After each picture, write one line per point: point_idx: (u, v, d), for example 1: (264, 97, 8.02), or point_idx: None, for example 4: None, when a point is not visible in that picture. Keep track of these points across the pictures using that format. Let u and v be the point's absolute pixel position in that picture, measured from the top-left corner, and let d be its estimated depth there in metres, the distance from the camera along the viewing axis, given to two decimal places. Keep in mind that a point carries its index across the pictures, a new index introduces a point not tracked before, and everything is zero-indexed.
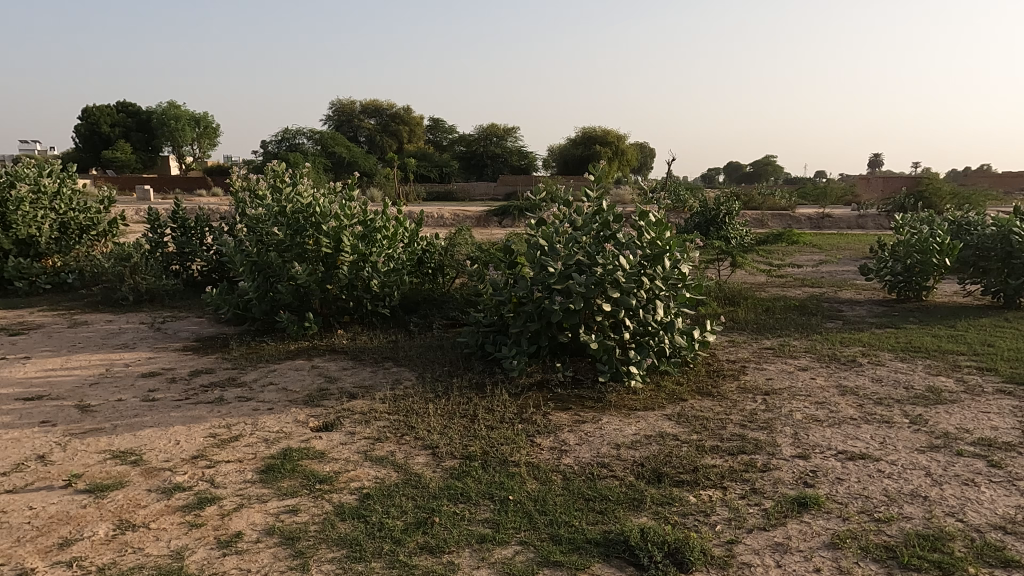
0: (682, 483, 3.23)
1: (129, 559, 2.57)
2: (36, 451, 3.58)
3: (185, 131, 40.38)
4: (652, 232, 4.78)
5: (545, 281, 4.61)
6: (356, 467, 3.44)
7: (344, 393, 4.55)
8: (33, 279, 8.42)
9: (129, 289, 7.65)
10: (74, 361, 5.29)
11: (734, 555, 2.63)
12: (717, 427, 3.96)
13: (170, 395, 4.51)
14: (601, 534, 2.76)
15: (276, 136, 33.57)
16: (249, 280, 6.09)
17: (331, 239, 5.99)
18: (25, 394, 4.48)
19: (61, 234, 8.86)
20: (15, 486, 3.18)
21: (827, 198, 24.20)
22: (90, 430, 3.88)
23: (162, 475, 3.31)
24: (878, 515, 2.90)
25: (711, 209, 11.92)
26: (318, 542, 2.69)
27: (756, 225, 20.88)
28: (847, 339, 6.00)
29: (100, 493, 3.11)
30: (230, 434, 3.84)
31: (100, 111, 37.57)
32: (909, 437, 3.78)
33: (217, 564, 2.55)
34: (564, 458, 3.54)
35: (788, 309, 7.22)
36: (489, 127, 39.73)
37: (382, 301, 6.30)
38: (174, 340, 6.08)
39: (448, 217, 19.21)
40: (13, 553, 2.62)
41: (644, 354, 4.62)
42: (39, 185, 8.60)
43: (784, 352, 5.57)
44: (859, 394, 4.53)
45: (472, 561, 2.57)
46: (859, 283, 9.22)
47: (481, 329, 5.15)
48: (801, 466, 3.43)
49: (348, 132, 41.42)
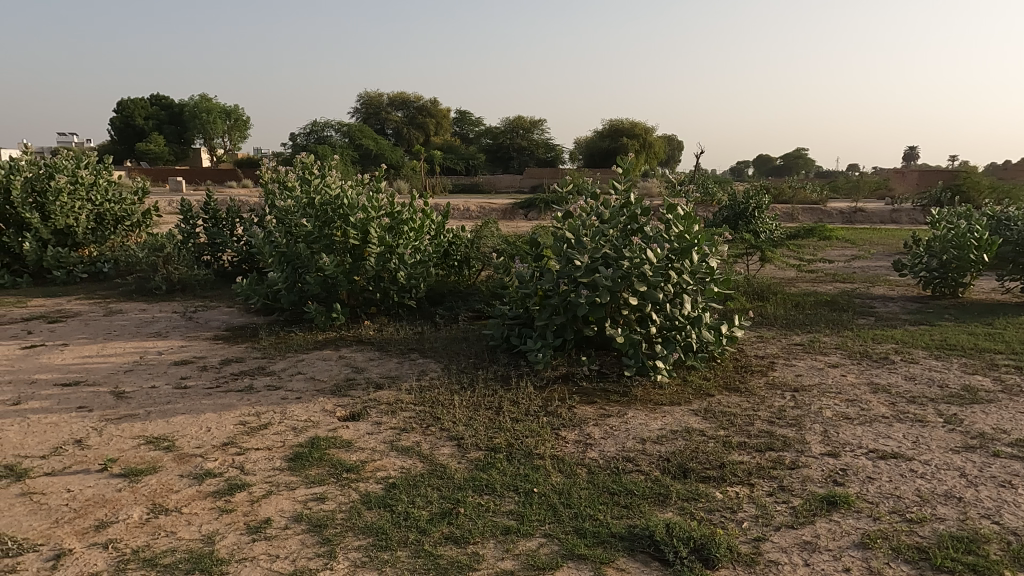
0: (708, 479, 3.21)
1: (163, 542, 2.64)
2: (73, 436, 3.68)
3: (218, 123, 40.73)
4: (680, 225, 4.74)
5: (571, 274, 4.57)
6: (382, 457, 3.47)
7: (371, 384, 4.59)
8: (70, 269, 8.64)
9: (162, 280, 7.81)
10: (109, 348, 5.43)
11: (762, 552, 2.60)
12: (745, 424, 3.91)
13: (200, 383, 4.60)
14: (626, 528, 2.75)
15: (306, 129, 34.41)
16: (278, 272, 6.15)
17: (359, 230, 6.05)
18: (63, 380, 4.61)
19: (97, 225, 9.06)
20: (53, 469, 3.28)
21: (860, 192, 23.83)
22: (124, 416, 3.98)
23: (194, 461, 3.38)
24: (910, 515, 2.85)
25: (740, 203, 11.75)
26: (345, 530, 2.73)
27: (787, 220, 20.67)
28: (880, 335, 5.88)
29: (135, 478, 3.19)
30: (259, 422, 3.91)
31: (136, 103, 38.94)
32: (944, 436, 3.70)
33: (248, 549, 2.60)
34: (589, 452, 3.53)
35: (819, 305, 7.11)
36: (517, 119, 39.30)
37: (409, 293, 6.32)
38: (205, 329, 6.19)
39: (474, 211, 19.36)
40: (53, 533, 2.70)
41: (671, 348, 4.58)
42: (77, 176, 8.76)
43: (814, 349, 5.48)
44: (891, 392, 4.45)
45: (497, 553, 2.58)
46: (893, 279, 9.06)
47: (507, 321, 5.15)
48: (831, 464, 3.38)
49: (376, 125, 41.82)
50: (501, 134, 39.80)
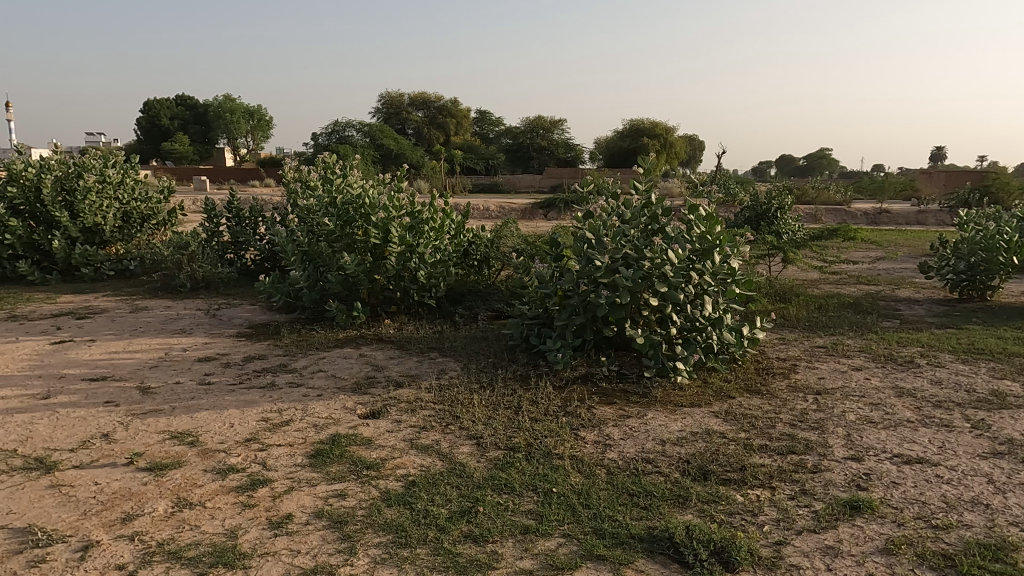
0: (729, 482, 3.18)
1: (187, 536, 2.68)
2: (100, 430, 3.75)
3: (242, 122, 41.29)
4: (702, 226, 4.71)
5: (591, 275, 4.56)
6: (402, 455, 3.49)
7: (391, 382, 4.63)
8: (98, 266, 8.80)
9: (187, 278, 7.94)
10: (135, 345, 5.52)
11: (783, 556, 2.57)
12: (766, 426, 3.88)
13: (224, 379, 4.66)
14: (645, 529, 2.74)
15: (328, 129, 34.78)
16: (300, 270, 6.22)
17: (380, 230, 6.09)
18: (91, 375, 4.71)
19: (124, 223, 9.23)
20: (81, 462, 3.35)
21: (885, 192, 23.45)
22: (149, 411, 4.05)
23: (217, 456, 3.43)
24: (936, 522, 2.80)
25: (762, 203, 11.63)
26: (365, 526, 2.76)
27: (810, 220, 20.46)
28: (905, 338, 5.79)
29: (160, 472, 3.24)
30: (281, 418, 3.95)
31: (161, 103, 39.66)
32: (971, 442, 3.63)
33: (269, 544, 2.63)
34: (608, 453, 3.53)
35: (842, 307, 7.01)
36: (534, 119, 39.22)
37: (429, 292, 6.34)
38: (228, 326, 6.28)
39: (494, 210, 19.41)
40: (81, 525, 2.76)
41: (692, 349, 4.55)
42: (105, 175, 8.92)
43: (837, 352, 5.42)
44: (916, 396, 4.38)
45: (516, 552, 2.58)
46: (919, 281, 8.89)
47: (527, 321, 5.15)
48: (854, 468, 3.34)
49: (396, 125, 42.04)
50: (521, 134, 39.81)
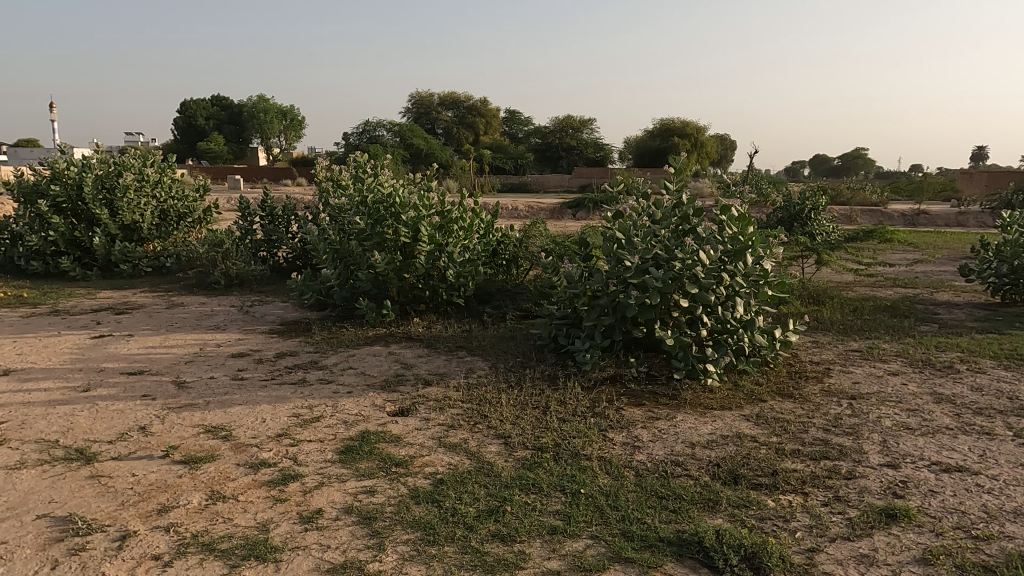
0: (760, 487, 3.14)
1: (220, 528, 2.73)
2: (137, 422, 3.84)
3: (275, 122, 41.97)
4: (733, 227, 4.64)
5: (621, 275, 4.53)
6: (430, 453, 3.51)
7: (420, 380, 4.66)
8: (136, 262, 9.03)
9: (221, 274, 8.09)
10: (171, 340, 5.64)
11: (816, 564, 2.53)
12: (798, 431, 3.81)
13: (256, 375, 4.74)
14: (674, 533, 2.71)
15: (359, 129, 35.27)
16: (331, 269, 6.31)
17: (410, 229, 6.13)
18: (129, 369, 4.83)
19: (162, 221, 9.44)
20: (119, 454, 3.43)
21: (925, 194, 22.86)
22: (184, 405, 4.13)
23: (250, 451, 3.49)
24: (976, 533, 2.72)
25: (796, 204, 11.45)
26: (394, 523, 2.77)
27: (846, 221, 20.11)
28: (944, 343, 5.64)
29: (194, 465, 3.31)
30: (312, 415, 4.00)
31: (198, 104, 40.58)
32: (1014, 451, 3.52)
33: (300, 538, 2.67)
34: (637, 454, 3.50)
35: (879, 310, 6.85)
36: (567, 119, 39.22)
37: (457, 291, 6.36)
38: (261, 323, 6.39)
39: (522, 210, 19.44)
40: (119, 515, 2.83)
41: (722, 351, 4.50)
42: (143, 175, 9.13)
43: (873, 356, 5.30)
44: (955, 403, 4.26)
45: (543, 553, 2.58)
46: (960, 284, 8.65)
47: (555, 321, 5.13)
48: (891, 475, 3.26)
49: (427, 124, 42.36)
50: (551, 134, 39.70)
